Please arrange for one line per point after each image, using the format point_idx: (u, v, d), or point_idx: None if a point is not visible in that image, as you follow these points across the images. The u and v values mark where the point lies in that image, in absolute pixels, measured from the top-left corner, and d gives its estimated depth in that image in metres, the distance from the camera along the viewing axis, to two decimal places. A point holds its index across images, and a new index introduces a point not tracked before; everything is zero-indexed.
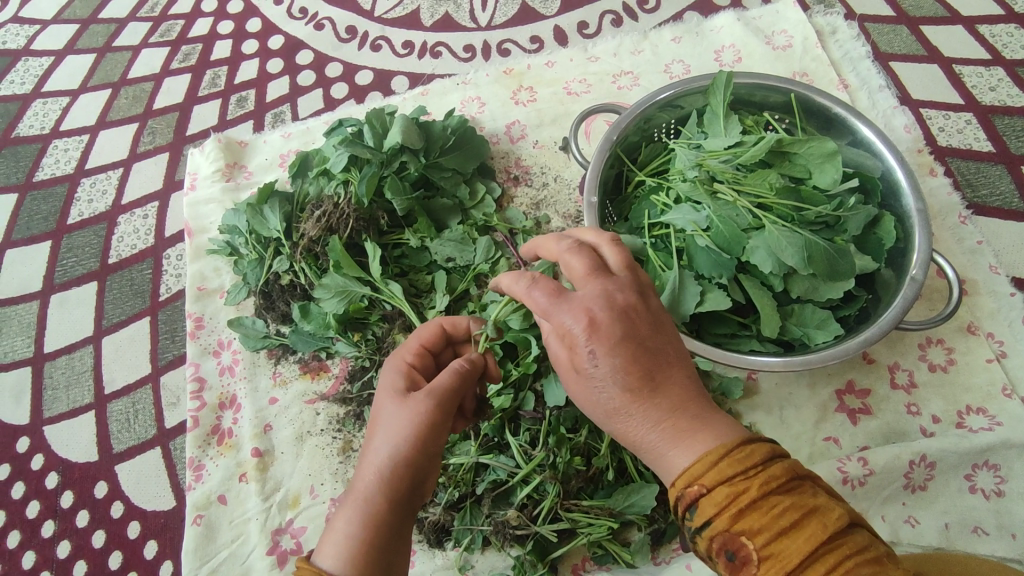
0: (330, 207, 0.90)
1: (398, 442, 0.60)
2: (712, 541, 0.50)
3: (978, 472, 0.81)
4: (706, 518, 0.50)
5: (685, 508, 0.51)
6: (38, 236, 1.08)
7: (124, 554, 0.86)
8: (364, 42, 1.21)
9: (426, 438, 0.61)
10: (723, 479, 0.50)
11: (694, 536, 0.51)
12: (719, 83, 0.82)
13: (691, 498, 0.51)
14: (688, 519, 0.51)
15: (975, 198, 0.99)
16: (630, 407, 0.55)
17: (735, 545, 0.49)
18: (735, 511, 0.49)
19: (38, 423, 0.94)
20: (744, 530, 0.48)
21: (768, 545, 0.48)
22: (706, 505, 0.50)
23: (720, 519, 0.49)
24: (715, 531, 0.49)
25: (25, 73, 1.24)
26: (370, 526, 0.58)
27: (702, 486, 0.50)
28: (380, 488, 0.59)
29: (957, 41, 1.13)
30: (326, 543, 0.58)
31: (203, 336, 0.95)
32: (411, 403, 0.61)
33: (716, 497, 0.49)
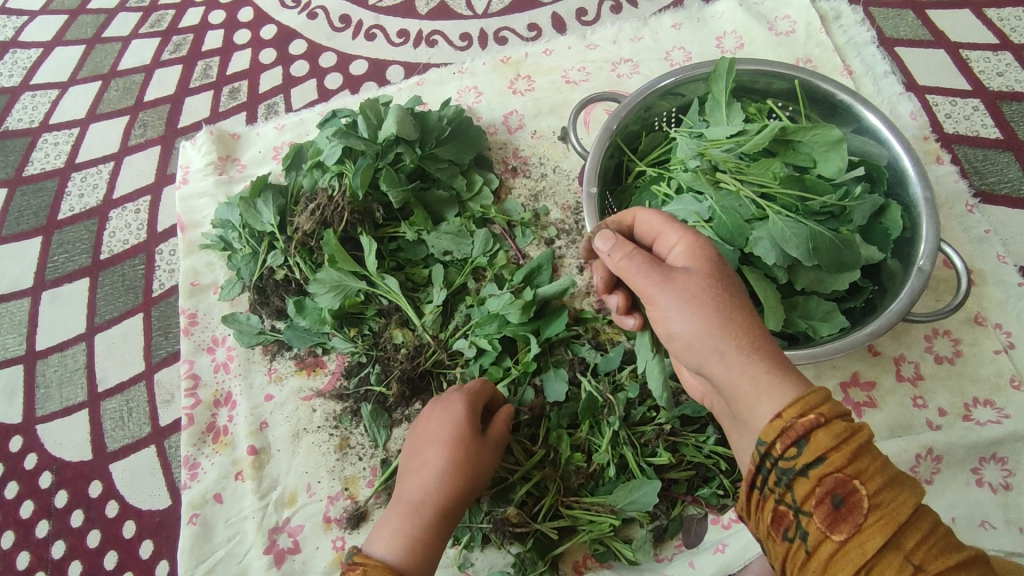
0: (324, 200, 0.89)
1: (454, 468, 0.67)
2: (819, 482, 0.48)
3: (985, 465, 0.79)
4: (821, 454, 0.48)
5: (791, 443, 0.49)
6: (28, 232, 1.06)
7: (119, 554, 0.85)
8: (358, 31, 1.19)
9: (482, 467, 0.69)
10: (839, 417, 0.49)
11: (797, 477, 0.49)
12: (722, 70, 0.80)
13: (803, 431, 0.49)
14: (795, 455, 0.49)
15: (983, 186, 0.97)
16: (714, 320, 0.55)
17: (846, 489, 0.47)
18: (853, 450, 0.48)
19: (31, 422, 0.93)
20: (857, 475, 0.47)
21: (881, 493, 0.47)
22: (820, 439, 0.48)
23: (837, 454, 0.48)
24: (828, 469, 0.48)
25: (13, 65, 1.21)
26: (426, 533, 0.65)
27: (821, 417, 0.49)
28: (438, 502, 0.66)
29: (964, 26, 1.11)
30: (383, 539, 0.64)
31: (197, 332, 0.93)
32: (473, 439, 0.69)
33: (835, 430, 0.48)
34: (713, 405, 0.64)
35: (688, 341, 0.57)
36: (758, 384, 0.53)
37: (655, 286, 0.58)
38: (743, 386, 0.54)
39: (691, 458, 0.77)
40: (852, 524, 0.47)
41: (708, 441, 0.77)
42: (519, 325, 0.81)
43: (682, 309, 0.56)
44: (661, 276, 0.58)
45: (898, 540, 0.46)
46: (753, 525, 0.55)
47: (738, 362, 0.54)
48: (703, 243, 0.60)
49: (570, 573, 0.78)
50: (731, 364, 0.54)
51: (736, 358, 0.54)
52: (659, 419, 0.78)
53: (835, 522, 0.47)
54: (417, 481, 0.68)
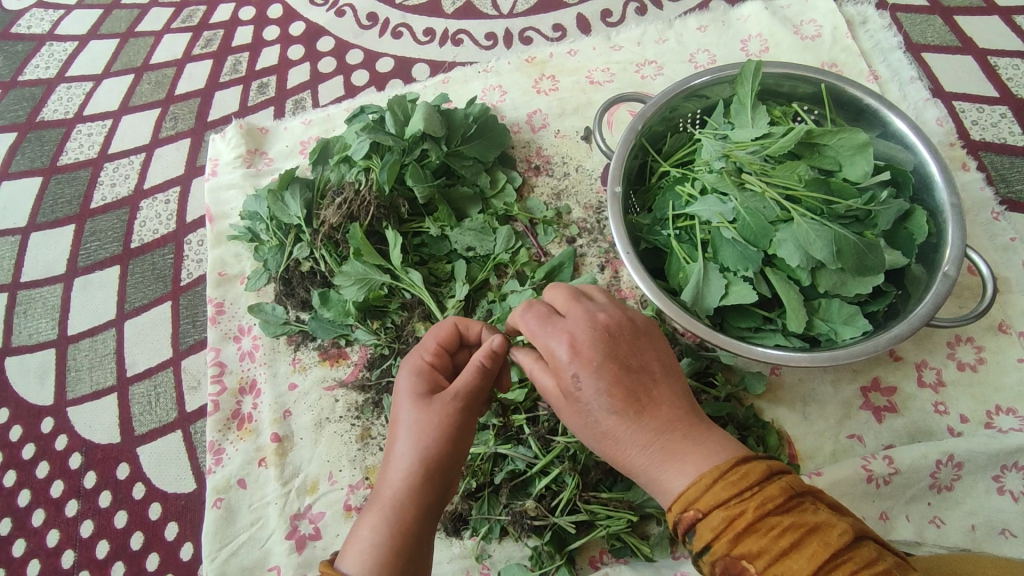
0: (351, 194, 0.90)
1: (422, 446, 0.60)
2: (713, 566, 0.50)
3: (1007, 473, 0.79)
4: (705, 544, 0.50)
5: (684, 533, 0.52)
6: (62, 220, 1.08)
7: (145, 535, 0.87)
8: (384, 29, 1.20)
9: (453, 444, 0.62)
10: (716, 504, 0.50)
11: (698, 562, 0.52)
12: (748, 72, 0.80)
13: (686, 525, 0.52)
14: (689, 544, 0.52)
15: (1009, 193, 0.96)
16: (617, 435, 0.57)
17: (736, 571, 0.49)
18: (733, 535, 0.49)
19: (62, 404, 0.95)
20: (743, 554, 0.49)
21: (769, 569, 0.47)
22: (702, 531, 0.51)
23: (719, 544, 0.49)
24: (715, 556, 0.50)
25: (50, 57, 1.25)
26: (397, 534, 0.59)
27: (698, 511, 0.51)
28: (408, 492, 0.60)
29: (992, 32, 1.10)
30: (351, 548, 0.60)
31: (224, 321, 0.95)
32: (433, 406, 0.62)
33: (712, 523, 0.50)
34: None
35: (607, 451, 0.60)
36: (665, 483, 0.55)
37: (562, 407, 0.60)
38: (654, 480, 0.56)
39: None
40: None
41: None
42: None
43: (586, 426, 0.58)
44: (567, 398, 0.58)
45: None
46: None
47: (648, 465, 0.56)
48: (583, 352, 0.58)
49: (586, 568, 0.80)
50: (644, 468, 0.56)
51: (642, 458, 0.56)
52: None
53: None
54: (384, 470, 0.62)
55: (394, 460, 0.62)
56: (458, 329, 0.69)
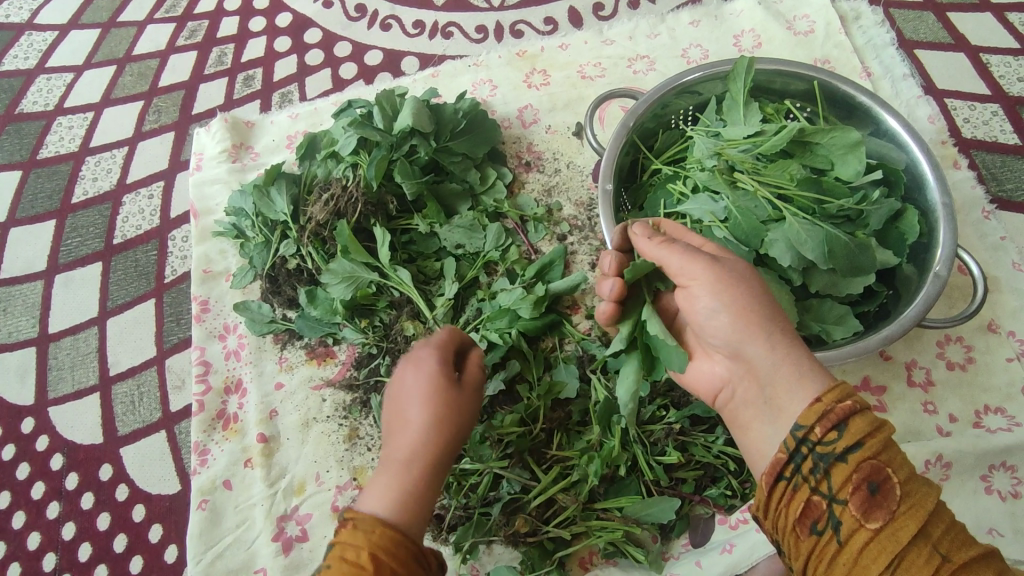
0: (338, 190, 0.88)
1: (441, 422, 0.61)
2: (856, 468, 0.50)
3: (994, 473, 0.79)
4: (859, 439, 0.51)
5: (832, 426, 0.52)
6: (42, 215, 1.06)
7: (129, 537, 0.86)
8: (373, 21, 1.18)
9: (463, 422, 0.63)
10: (869, 405, 0.53)
11: (836, 462, 0.51)
12: (740, 69, 0.79)
13: (841, 415, 0.52)
14: (833, 438, 0.51)
15: (1000, 192, 0.96)
16: (760, 303, 0.59)
17: (881, 475, 0.50)
18: (885, 438, 0.51)
19: (43, 404, 0.93)
20: (889, 463, 0.50)
21: (910, 482, 0.50)
22: (857, 423, 0.51)
23: (872, 440, 0.51)
24: (865, 454, 0.50)
25: (29, 47, 1.21)
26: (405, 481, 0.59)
27: (858, 402, 0.52)
28: (429, 456, 0.60)
29: (985, 30, 1.10)
30: (372, 492, 0.59)
31: (208, 319, 0.94)
32: (448, 390, 0.63)
33: (870, 416, 0.52)
34: (733, 395, 0.62)
35: (728, 324, 0.59)
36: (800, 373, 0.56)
37: (701, 263, 0.61)
38: (783, 368, 0.57)
39: (700, 458, 0.78)
40: (888, 510, 0.49)
41: (717, 441, 0.78)
42: (530, 320, 0.83)
43: (725, 280, 0.60)
44: (713, 258, 0.61)
45: (926, 530, 0.49)
46: (770, 523, 0.55)
47: (780, 349, 0.57)
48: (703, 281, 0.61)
49: (576, 570, 0.79)
50: (774, 348, 0.57)
51: (778, 335, 0.58)
52: (669, 418, 0.78)
53: (869, 510, 0.49)
54: (400, 435, 0.62)
55: (412, 426, 0.61)
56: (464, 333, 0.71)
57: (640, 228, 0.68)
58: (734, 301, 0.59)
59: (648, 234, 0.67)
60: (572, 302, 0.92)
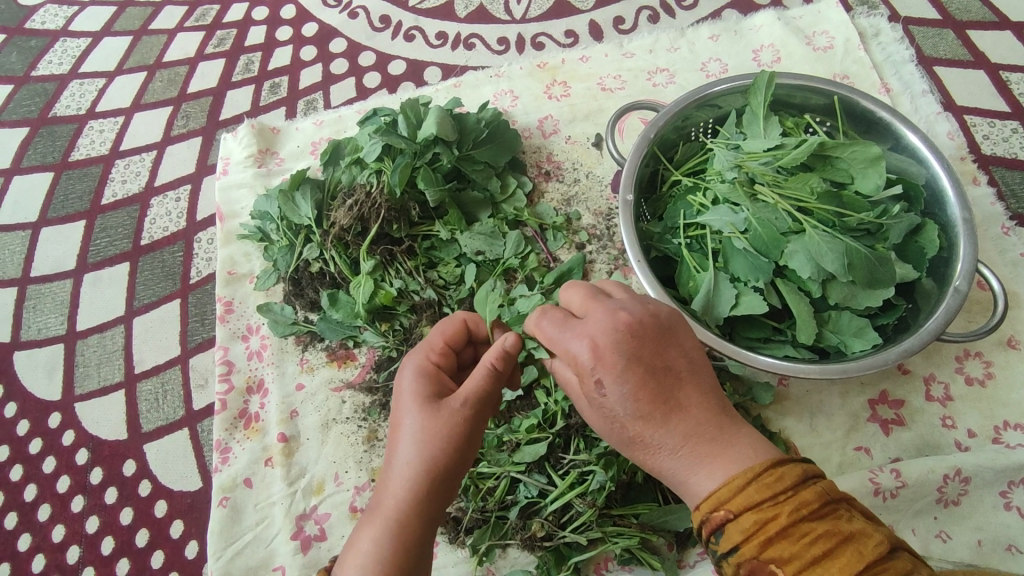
0: (362, 196, 0.90)
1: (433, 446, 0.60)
2: (739, 567, 0.52)
3: (1014, 489, 0.79)
4: (734, 544, 0.52)
5: (711, 532, 0.54)
6: (73, 216, 1.09)
7: (150, 533, 0.87)
8: (397, 31, 1.21)
9: (449, 455, 0.61)
10: (749, 507, 0.52)
11: (721, 562, 0.54)
12: (761, 83, 0.80)
13: (717, 523, 0.53)
14: (715, 543, 0.54)
15: (1020, 208, 0.96)
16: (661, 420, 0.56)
17: (763, 573, 0.51)
18: (763, 540, 0.51)
19: (70, 400, 0.95)
20: (772, 559, 0.51)
21: None
22: (731, 531, 0.53)
23: (747, 545, 0.51)
24: (742, 557, 0.52)
25: (63, 53, 1.25)
26: (396, 545, 0.59)
27: (730, 511, 0.53)
28: (413, 494, 0.60)
29: (1005, 47, 1.10)
30: (351, 558, 0.59)
31: (232, 320, 0.96)
32: (437, 412, 0.61)
33: (744, 523, 0.52)
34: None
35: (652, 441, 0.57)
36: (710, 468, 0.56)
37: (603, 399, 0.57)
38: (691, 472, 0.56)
39: None
40: None
41: None
42: None
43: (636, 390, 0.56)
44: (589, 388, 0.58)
45: None
46: None
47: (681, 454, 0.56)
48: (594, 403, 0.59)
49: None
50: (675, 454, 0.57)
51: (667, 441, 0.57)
52: None
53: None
54: (387, 474, 0.62)
55: (400, 455, 0.61)
56: (466, 325, 0.71)
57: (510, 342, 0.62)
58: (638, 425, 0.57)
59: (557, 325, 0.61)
60: None
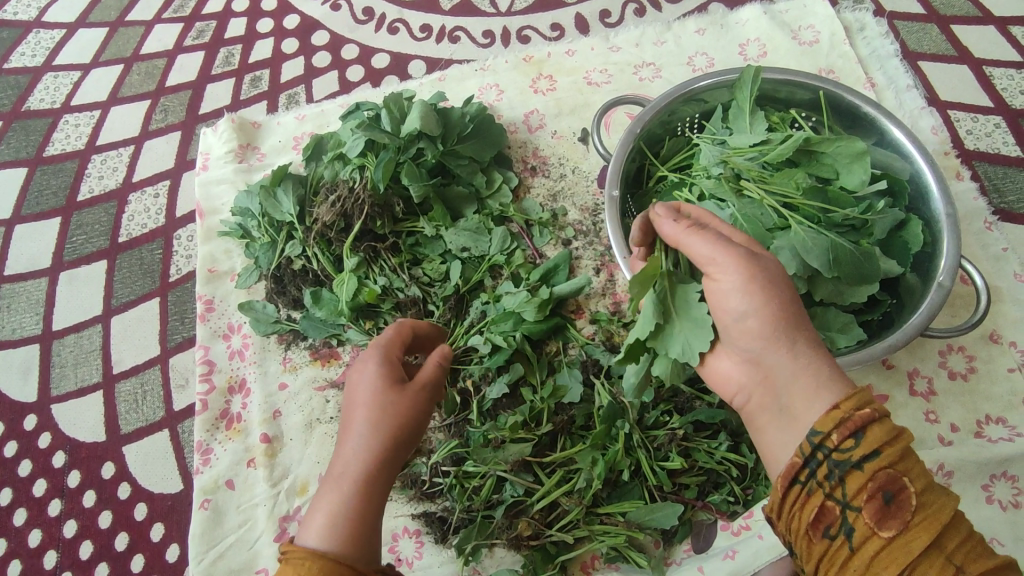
0: (345, 192, 0.89)
1: (385, 425, 0.63)
2: (870, 475, 0.50)
3: (995, 482, 0.80)
4: (876, 447, 0.50)
5: (850, 433, 0.51)
6: (47, 212, 1.06)
7: (130, 536, 0.85)
8: (380, 24, 1.19)
9: (402, 434, 0.63)
10: (888, 414, 0.52)
11: (851, 470, 0.50)
12: (748, 76, 0.79)
13: (860, 423, 0.51)
14: (849, 446, 0.51)
15: (1002, 203, 0.97)
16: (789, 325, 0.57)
17: (897, 485, 0.49)
18: (902, 447, 0.50)
19: (46, 401, 0.93)
20: (907, 472, 0.50)
21: (927, 491, 0.49)
22: (874, 432, 0.51)
23: (889, 450, 0.50)
24: (881, 462, 0.50)
25: (36, 45, 1.22)
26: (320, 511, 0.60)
27: (876, 411, 0.52)
28: (370, 468, 0.61)
29: (988, 42, 1.11)
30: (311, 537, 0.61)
31: (213, 318, 0.94)
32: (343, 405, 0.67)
33: (888, 426, 0.51)
34: (749, 400, 0.61)
35: (756, 327, 0.57)
36: (817, 384, 0.55)
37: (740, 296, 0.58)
38: (799, 380, 0.55)
39: (703, 464, 0.77)
40: (902, 520, 0.49)
41: (720, 447, 0.78)
42: (534, 322, 0.85)
43: (759, 283, 0.57)
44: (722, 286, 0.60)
45: (941, 540, 0.48)
46: (780, 525, 0.55)
47: (799, 358, 0.56)
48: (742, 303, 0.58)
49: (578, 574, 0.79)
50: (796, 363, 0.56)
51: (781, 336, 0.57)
52: (672, 424, 0.78)
53: (884, 518, 0.49)
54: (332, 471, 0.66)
55: (352, 438, 0.63)
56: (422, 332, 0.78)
57: (663, 211, 0.64)
58: (766, 303, 0.56)
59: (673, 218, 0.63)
60: (576, 306, 0.93)
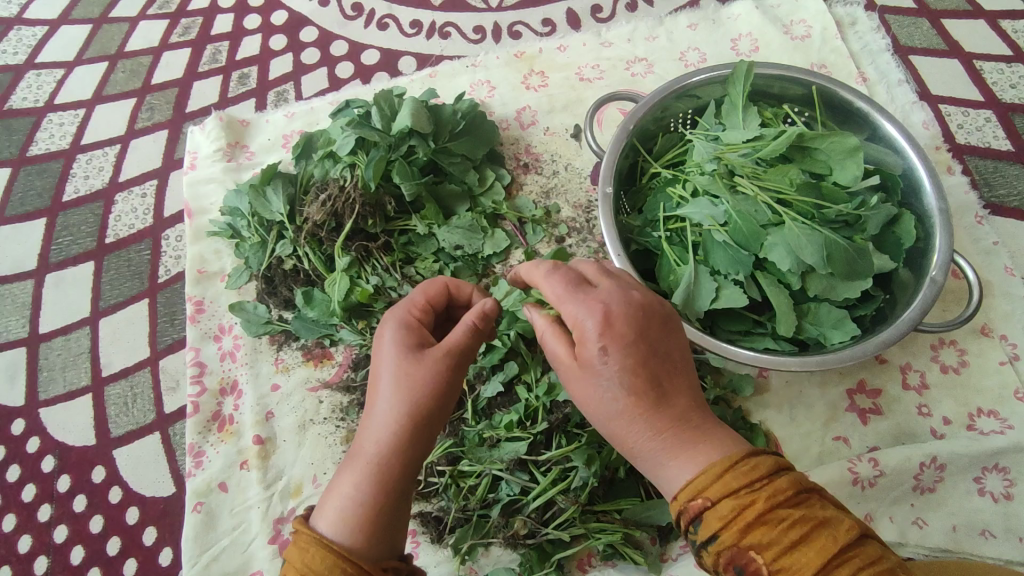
0: (336, 191, 0.87)
1: (413, 400, 0.60)
2: (717, 557, 0.52)
3: (987, 475, 0.80)
4: (713, 532, 0.52)
5: (689, 521, 0.54)
6: (32, 213, 1.04)
7: (122, 540, 0.85)
8: (370, 20, 1.17)
9: (440, 412, 0.62)
10: (721, 496, 0.53)
11: (700, 551, 0.54)
12: (740, 72, 0.79)
13: (694, 513, 0.53)
14: (693, 533, 0.54)
15: (992, 197, 0.97)
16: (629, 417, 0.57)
17: (742, 560, 0.51)
18: (743, 526, 0.51)
19: (34, 406, 0.92)
20: (752, 545, 0.51)
21: (779, 560, 0.50)
22: (709, 520, 0.52)
23: (727, 534, 0.51)
24: (722, 545, 0.52)
25: (18, 42, 1.19)
26: (372, 494, 0.59)
27: (707, 498, 0.53)
28: (394, 454, 0.60)
29: (979, 36, 1.11)
30: (330, 505, 0.60)
31: (203, 320, 0.93)
32: (415, 366, 0.61)
33: (723, 511, 0.52)
34: None
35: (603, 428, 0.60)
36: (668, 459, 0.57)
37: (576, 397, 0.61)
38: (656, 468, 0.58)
39: None
40: None
41: None
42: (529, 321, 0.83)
43: (584, 388, 0.59)
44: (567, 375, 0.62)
45: None
46: None
47: (651, 444, 0.57)
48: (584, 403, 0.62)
49: (575, 572, 0.80)
50: (645, 452, 0.58)
51: (628, 436, 0.58)
52: None
53: None
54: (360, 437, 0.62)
55: (374, 415, 0.61)
56: (448, 289, 0.70)
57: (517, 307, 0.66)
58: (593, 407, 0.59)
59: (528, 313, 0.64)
60: None
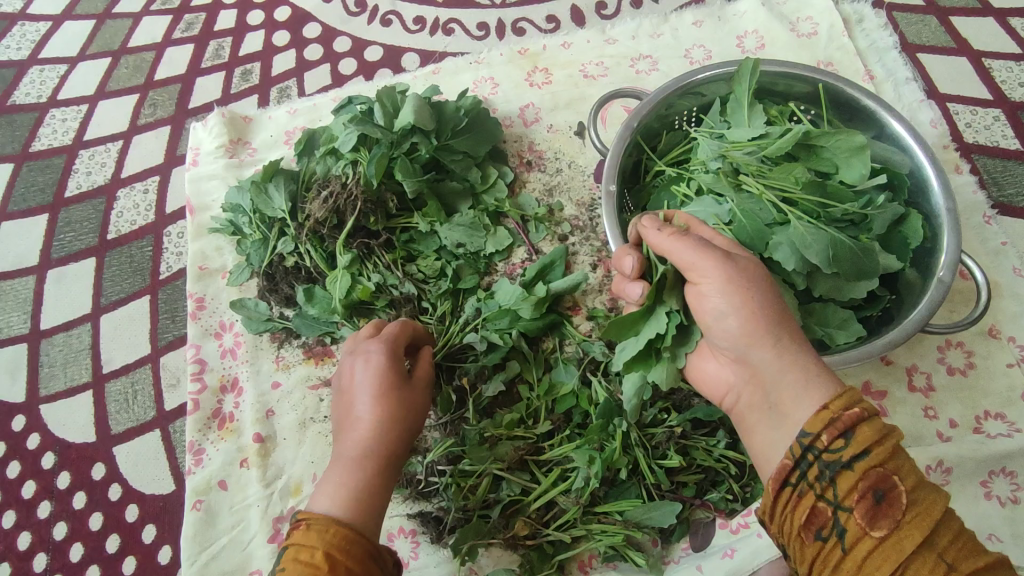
0: (337, 188, 0.87)
1: (393, 398, 0.68)
2: (860, 476, 0.49)
3: (994, 479, 0.80)
4: (865, 447, 0.50)
5: (839, 433, 0.51)
6: (35, 208, 1.04)
7: (122, 538, 0.84)
8: (373, 16, 1.17)
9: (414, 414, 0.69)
10: (876, 414, 0.51)
11: (841, 470, 0.50)
12: (746, 69, 0.78)
13: (849, 422, 0.51)
14: (840, 447, 0.50)
15: (1001, 197, 0.96)
16: (770, 312, 0.58)
17: (887, 484, 0.49)
18: (891, 447, 0.50)
19: (35, 402, 0.92)
20: (895, 470, 0.49)
21: (916, 490, 0.49)
22: (863, 432, 0.50)
23: (879, 450, 0.49)
24: (871, 463, 0.49)
25: (21, 38, 1.19)
26: (366, 476, 0.63)
27: (864, 410, 0.51)
28: (381, 442, 0.65)
29: (988, 34, 1.10)
30: (322, 495, 0.62)
31: (204, 317, 0.92)
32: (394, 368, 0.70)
33: (876, 425, 0.50)
34: (738, 400, 0.63)
35: (737, 328, 0.59)
36: (805, 383, 0.55)
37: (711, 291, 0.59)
38: (786, 376, 0.56)
39: (702, 462, 0.77)
40: (891, 519, 0.48)
41: (718, 445, 0.77)
42: (530, 320, 0.83)
43: (736, 281, 0.58)
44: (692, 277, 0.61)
45: (932, 539, 0.47)
46: (776, 529, 0.54)
47: (785, 343, 0.57)
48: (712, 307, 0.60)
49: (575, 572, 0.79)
50: (781, 351, 0.57)
51: (772, 335, 0.57)
52: (670, 422, 0.77)
53: (874, 518, 0.48)
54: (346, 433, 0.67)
55: (358, 417, 0.67)
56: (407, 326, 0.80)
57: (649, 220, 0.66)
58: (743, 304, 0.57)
59: (658, 226, 0.65)
60: (573, 303, 0.92)
